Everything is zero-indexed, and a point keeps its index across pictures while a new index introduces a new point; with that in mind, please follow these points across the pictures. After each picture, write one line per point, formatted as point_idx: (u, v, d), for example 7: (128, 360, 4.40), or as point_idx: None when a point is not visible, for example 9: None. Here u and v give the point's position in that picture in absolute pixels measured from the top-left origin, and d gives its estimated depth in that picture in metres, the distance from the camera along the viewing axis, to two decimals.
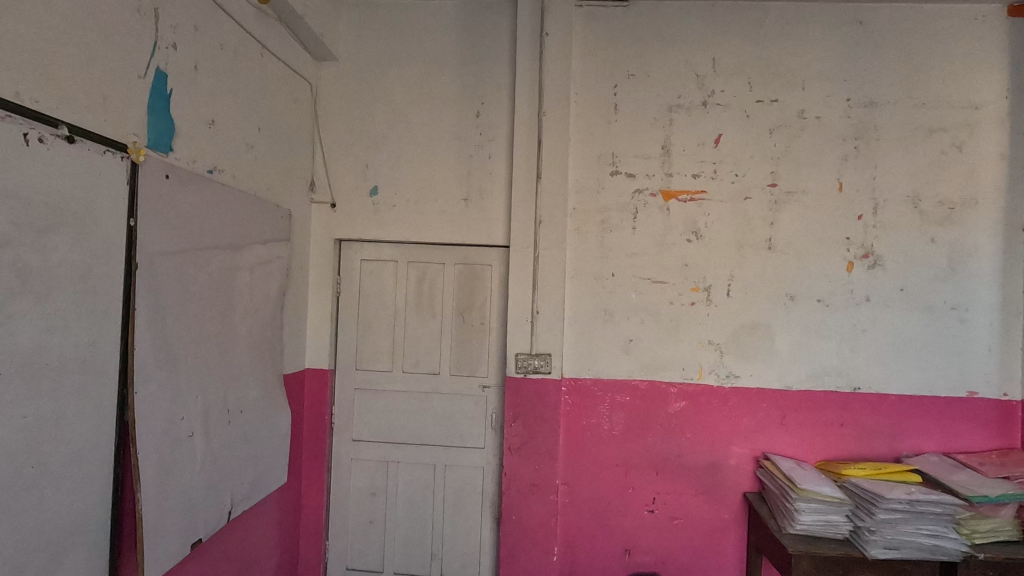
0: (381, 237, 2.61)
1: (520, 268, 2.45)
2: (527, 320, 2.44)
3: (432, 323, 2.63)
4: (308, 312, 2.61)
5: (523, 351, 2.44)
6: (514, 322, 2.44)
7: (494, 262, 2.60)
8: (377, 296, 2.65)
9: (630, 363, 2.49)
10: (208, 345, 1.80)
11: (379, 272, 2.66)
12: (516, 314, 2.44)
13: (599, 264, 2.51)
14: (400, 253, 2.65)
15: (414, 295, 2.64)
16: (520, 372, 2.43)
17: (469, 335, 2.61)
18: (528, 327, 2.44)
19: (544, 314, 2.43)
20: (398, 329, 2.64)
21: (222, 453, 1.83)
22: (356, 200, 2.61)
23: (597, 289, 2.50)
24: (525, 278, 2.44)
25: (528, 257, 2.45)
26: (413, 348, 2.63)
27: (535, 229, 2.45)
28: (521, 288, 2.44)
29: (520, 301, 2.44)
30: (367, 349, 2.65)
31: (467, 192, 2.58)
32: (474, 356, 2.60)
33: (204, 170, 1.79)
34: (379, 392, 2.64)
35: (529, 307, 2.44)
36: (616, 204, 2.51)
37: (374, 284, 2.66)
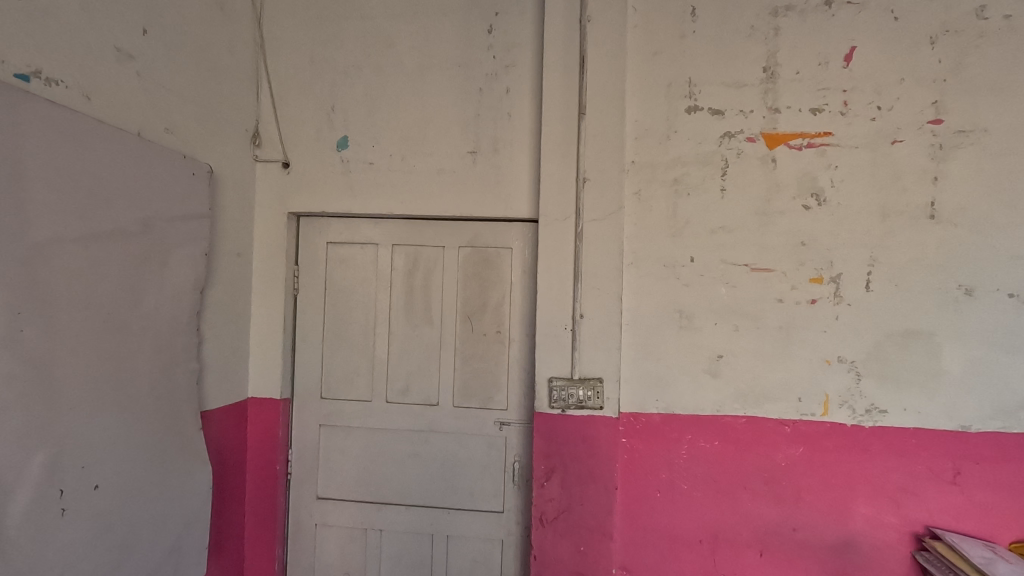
0: (353, 209, 1.82)
1: (555, 250, 1.64)
2: (567, 329, 1.63)
3: (428, 331, 1.84)
4: (252, 317, 1.84)
5: (561, 376, 1.63)
6: (546, 332, 1.64)
7: (517, 244, 1.81)
8: (351, 294, 1.88)
9: (719, 390, 1.68)
10: (16, 379, 1.04)
11: (354, 260, 1.88)
12: (550, 320, 1.64)
13: (671, 244, 1.70)
14: (383, 233, 1.87)
15: (402, 292, 1.86)
16: (556, 408, 1.63)
17: (481, 348, 1.82)
18: (568, 340, 1.63)
19: (592, 320, 1.62)
20: (381, 340, 1.86)
21: (39, 562, 1.07)
22: (318, 158, 1.83)
23: (668, 282, 1.69)
24: (563, 266, 1.64)
25: (566, 234, 1.64)
26: (401, 367, 1.85)
27: (578, 193, 1.64)
28: (557, 282, 1.64)
29: (556, 301, 1.64)
30: (338, 368, 1.88)
31: (475, 141, 1.78)
32: (488, 380, 1.81)
33: (9, 70, 1.04)
34: (354, 430, 1.87)
35: (569, 309, 1.63)
36: (695, 156, 1.70)
37: (346, 277, 1.88)
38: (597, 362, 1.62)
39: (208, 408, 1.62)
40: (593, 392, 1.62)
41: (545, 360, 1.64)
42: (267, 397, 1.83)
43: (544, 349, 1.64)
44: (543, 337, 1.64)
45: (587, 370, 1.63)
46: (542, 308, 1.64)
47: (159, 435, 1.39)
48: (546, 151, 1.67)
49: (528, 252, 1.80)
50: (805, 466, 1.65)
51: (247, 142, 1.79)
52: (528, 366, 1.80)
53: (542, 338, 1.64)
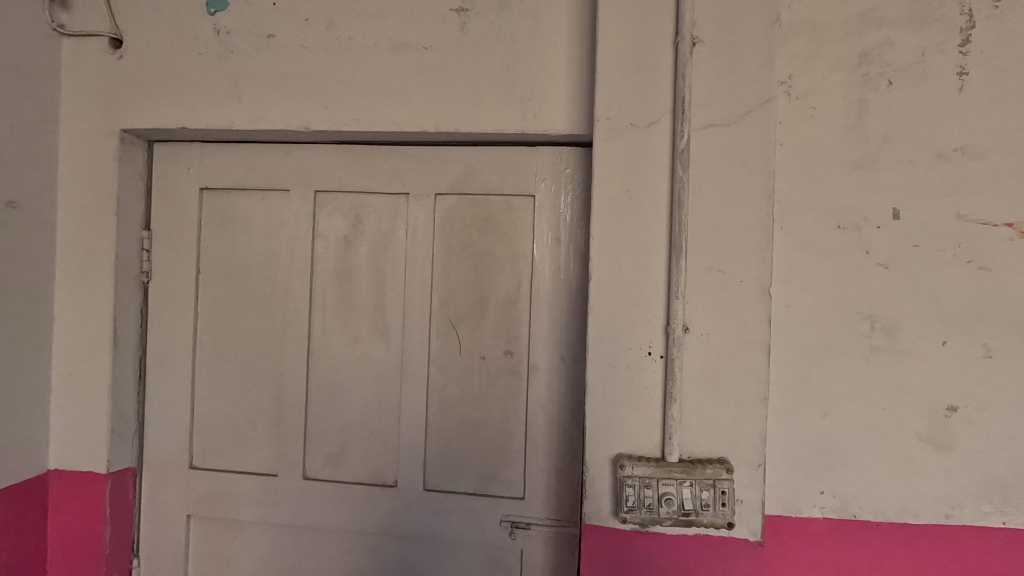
0: (238, 123, 0.98)
1: (631, 194, 0.79)
2: (652, 358, 0.78)
3: (379, 351, 1.01)
4: (53, 326, 0.99)
5: (640, 455, 0.78)
6: (611, 365, 0.79)
7: (542, 188, 0.96)
8: (248, 284, 1.05)
9: (952, 476, 0.84)
10: None
11: (249, 220, 1.05)
12: (619, 339, 0.79)
13: (852, 183, 0.85)
14: (298, 172, 1.03)
15: (333, 279, 1.02)
16: (632, 525, 0.79)
17: (478, 383, 0.98)
18: (656, 380, 0.78)
19: (707, 337, 0.77)
20: (295, 366, 1.03)
21: None
22: (174, 30, 0.99)
23: (844, 259, 0.85)
24: (650, 226, 0.79)
25: (651, 157, 0.79)
26: (332, 415, 1.02)
27: (679, 70, 0.78)
28: (636, 262, 0.79)
29: (633, 300, 0.79)
30: (222, 415, 1.05)
31: None
32: (488, 442, 0.98)
33: None
34: (247, 526, 1.04)
35: (660, 316, 0.78)
36: (906, 7, 0.84)
37: (237, 251, 1.06)
38: (721, 426, 0.77)
39: None
40: (715, 495, 0.76)
41: (607, 421, 0.79)
42: (81, 471, 0.99)
43: (605, 399, 0.79)
44: (603, 375, 0.79)
45: (699, 444, 0.77)
46: (601, 312, 0.80)
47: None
48: None
49: (566, 203, 0.96)
50: None
51: None
52: (564, 418, 0.95)
53: (599, 373, 0.80)
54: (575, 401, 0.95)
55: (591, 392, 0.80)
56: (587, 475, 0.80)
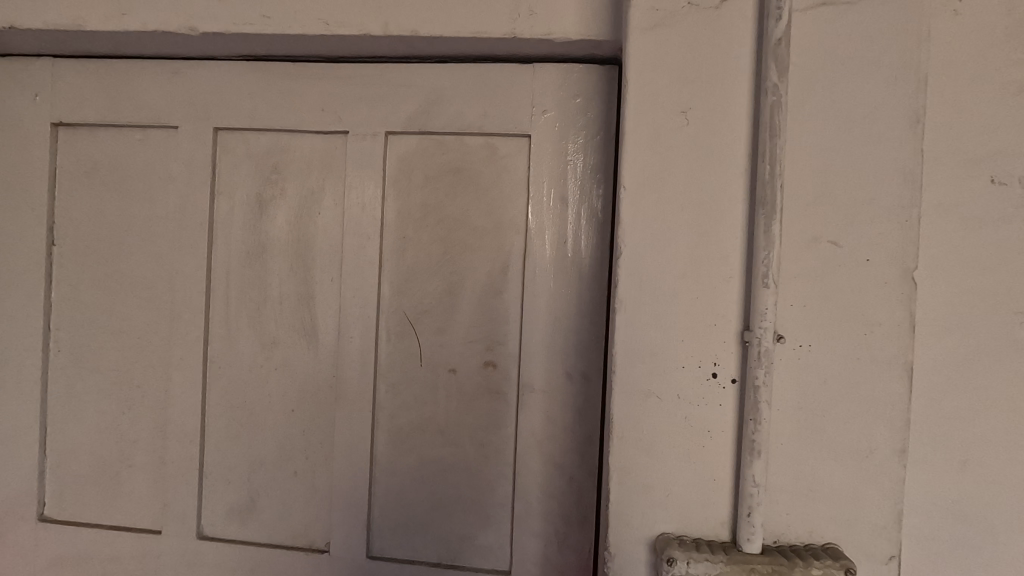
0: (93, 24, 0.66)
1: (690, 129, 0.51)
2: (719, 383, 0.51)
3: (306, 360, 0.70)
4: None
5: (696, 537, 0.51)
6: (653, 394, 0.51)
7: (542, 125, 0.65)
8: (118, 262, 0.73)
9: None
10: None
11: (120, 170, 0.73)
12: (668, 354, 0.51)
13: (1014, 114, 0.56)
14: (189, 101, 0.71)
15: (240, 256, 0.71)
16: None
17: (446, 407, 0.68)
18: (725, 416, 0.51)
19: (810, 351, 0.51)
20: (184, 383, 0.71)
21: None
22: None
23: (999, 232, 0.56)
24: (718, 178, 0.51)
25: (722, 56, 0.51)
26: (239, 449, 0.71)
27: None
28: (697, 233, 0.51)
29: (692, 293, 0.51)
30: (84, 448, 0.74)
31: None
32: (459, 491, 0.68)
33: None
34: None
35: (734, 317, 0.51)
36: None
37: (103, 215, 0.74)
38: (826, 484, 0.51)
39: None
40: None
41: (647, 477, 0.52)
42: None
43: (644, 446, 0.52)
44: (641, 409, 0.52)
45: (792, 512, 0.51)
46: (642, 312, 0.52)
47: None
48: None
49: (575, 146, 0.65)
50: None
51: None
52: (570, 460, 0.65)
53: (632, 405, 0.52)
54: (587, 437, 0.65)
55: (622, 436, 0.52)
56: (609, 568, 0.53)
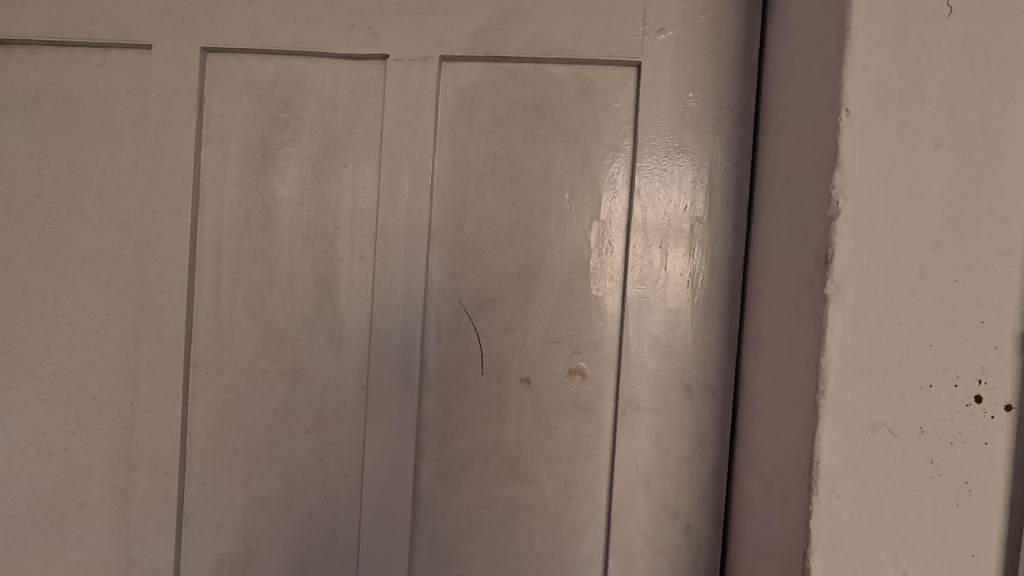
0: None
1: (954, 20, 0.31)
2: (986, 413, 0.31)
3: (326, 364, 0.52)
4: None
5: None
6: (883, 425, 0.31)
7: (656, 49, 0.48)
8: (67, 230, 0.54)
9: None
10: None
11: (71, 103, 0.54)
12: (907, 364, 0.31)
13: None
14: (167, 10, 0.52)
15: (237, 223, 0.53)
16: None
17: (518, 429, 0.51)
18: (993, 464, 0.31)
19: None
20: (157, 393, 0.52)
21: None
22: None
23: None
24: (997, 93, 0.30)
25: None
26: (233, 484, 0.53)
27: None
28: (960, 172, 0.31)
29: (951, 268, 0.31)
30: (17, 481, 0.55)
31: None
32: (533, 542, 0.51)
33: None
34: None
35: (1015, 310, 0.31)
36: None
37: (47, 165, 0.54)
38: None
39: None
40: None
41: (870, 553, 0.32)
42: None
43: (866, 505, 0.32)
44: (862, 448, 0.32)
45: None
46: (867, 299, 0.31)
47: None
48: None
49: (701, 78, 0.48)
50: None
51: None
52: (688, 503, 0.49)
53: (848, 444, 0.32)
54: (712, 472, 0.48)
55: (832, 491, 0.32)
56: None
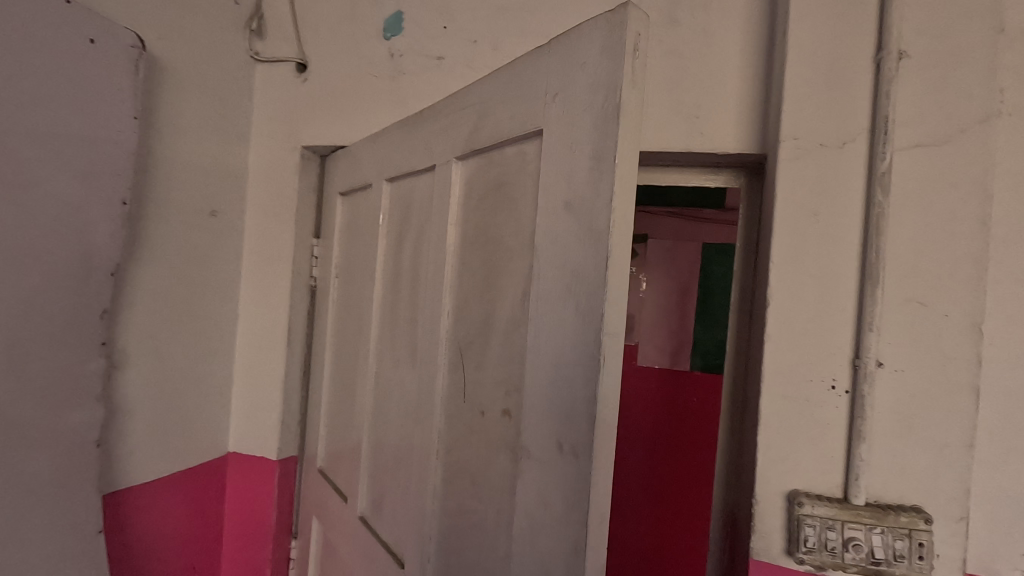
0: None
1: (816, 226, 0.74)
2: (837, 392, 0.73)
3: (408, 382, 0.76)
4: (240, 321, 1.13)
5: (818, 495, 0.72)
6: (785, 397, 0.74)
7: (551, 115, 0.51)
8: (351, 291, 0.99)
9: None
10: None
11: (360, 222, 0.99)
12: (796, 370, 0.74)
13: None
14: (376, 164, 0.91)
15: (387, 285, 0.84)
16: (804, 561, 0.72)
17: (475, 453, 0.61)
18: (840, 416, 0.72)
19: (904, 372, 0.71)
20: (365, 387, 0.90)
21: None
22: (354, 53, 1.05)
23: None
24: (834, 256, 0.73)
25: (842, 177, 0.73)
26: (374, 448, 0.84)
27: (881, 90, 0.72)
28: (815, 291, 0.74)
29: (808, 330, 0.74)
30: (332, 424, 1.03)
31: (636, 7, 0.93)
32: (481, 556, 0.59)
33: None
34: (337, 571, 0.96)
35: (848, 349, 0.73)
36: None
37: (350, 257, 1.02)
38: (916, 466, 0.70)
39: (149, 483, 0.93)
40: (912, 549, 0.68)
41: (780, 452, 0.74)
42: (258, 456, 1.11)
43: (779, 432, 0.74)
44: (776, 406, 0.74)
45: (898, 487, 0.70)
46: (778, 340, 0.75)
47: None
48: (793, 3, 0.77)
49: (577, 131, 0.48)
50: None
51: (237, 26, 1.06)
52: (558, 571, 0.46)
53: (772, 404, 0.74)
54: (571, 548, 0.45)
55: (762, 424, 0.75)
56: (756, 510, 0.75)
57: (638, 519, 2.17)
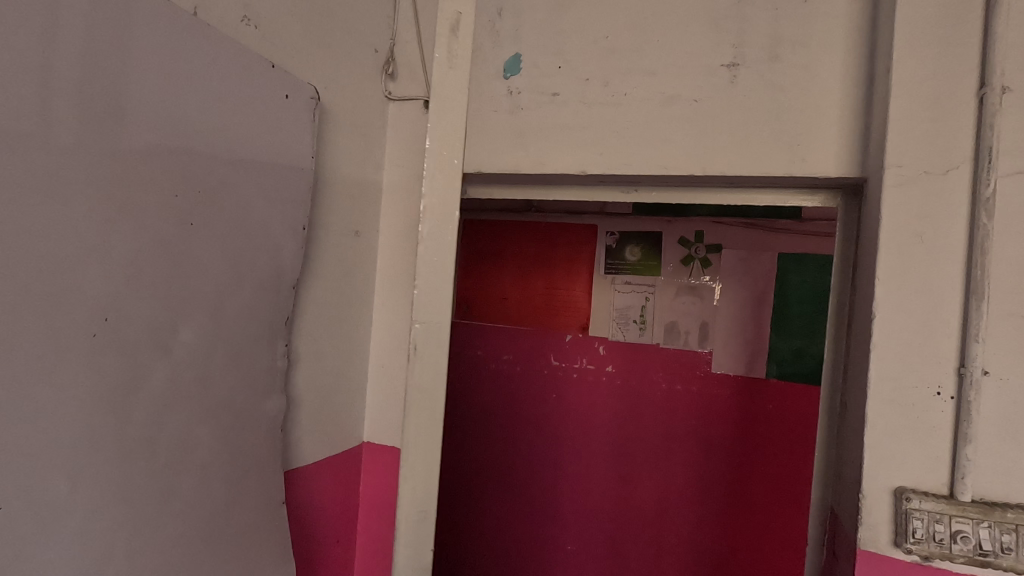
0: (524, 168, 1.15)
1: (923, 244, 0.81)
2: (942, 397, 0.80)
3: None
4: (371, 327, 1.28)
5: (924, 490, 0.80)
6: (893, 400, 0.81)
7: None
8: None
9: None
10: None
11: None
12: (904, 375, 0.81)
13: None
14: None
15: None
16: (912, 552, 0.79)
17: None
18: (945, 419, 0.79)
19: (1008, 380, 0.77)
20: None
21: None
22: (478, 91, 1.19)
23: None
24: (940, 272, 0.80)
25: (950, 200, 0.80)
26: None
27: (984, 121, 0.79)
28: (922, 303, 0.81)
29: (915, 339, 0.81)
30: None
31: (738, 46, 1.03)
32: None
33: None
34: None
35: (952, 357, 0.80)
36: None
37: None
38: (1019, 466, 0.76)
39: (313, 465, 1.09)
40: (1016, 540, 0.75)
41: (889, 450, 0.81)
42: (388, 446, 1.26)
43: (888, 433, 0.81)
44: (884, 409, 0.81)
45: (1004, 483, 0.77)
46: (884, 348, 0.82)
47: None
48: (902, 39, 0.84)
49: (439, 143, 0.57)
50: None
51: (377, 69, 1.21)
52: None
53: (881, 408, 0.82)
54: None
55: (871, 424, 0.82)
56: (863, 504, 0.82)
57: (704, 530, 2.22)
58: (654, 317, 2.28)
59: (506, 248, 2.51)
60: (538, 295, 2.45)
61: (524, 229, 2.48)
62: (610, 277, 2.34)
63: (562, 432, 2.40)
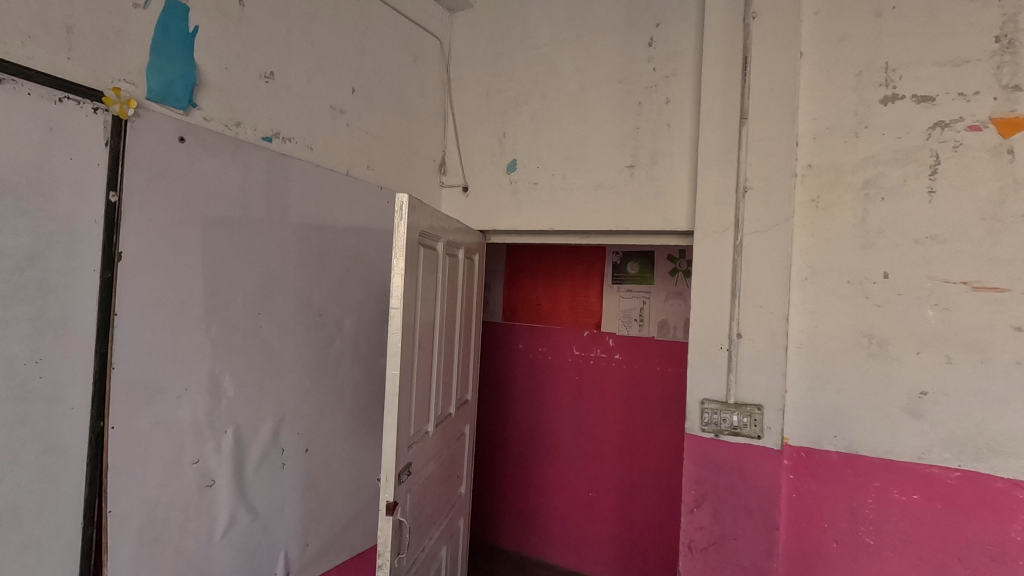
0: (521, 226, 1.95)
1: (712, 269, 1.53)
2: (722, 350, 1.51)
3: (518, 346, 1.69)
4: None
5: (712, 398, 1.53)
6: (700, 352, 1.54)
7: None
8: None
9: (924, 435, 1.37)
10: (276, 345, 1.42)
11: None
12: (704, 339, 1.54)
13: (856, 259, 1.45)
14: None
15: (460, 298, 1.83)
16: (706, 431, 1.53)
17: (427, 363, 1.55)
18: (724, 361, 1.51)
19: (753, 340, 1.48)
20: None
21: (276, 478, 1.41)
22: (490, 181, 2.01)
23: (853, 300, 1.45)
24: (719, 284, 1.52)
25: (724, 246, 1.52)
26: (451, 375, 1.81)
27: (739, 205, 1.50)
28: (713, 300, 1.53)
29: (709, 320, 1.54)
30: None
31: (633, 155, 1.76)
32: None
33: (262, 137, 1.40)
34: (454, 458, 1.91)
35: (725, 329, 1.51)
36: (892, 152, 1.42)
37: None
38: (761, 384, 1.47)
39: None
40: (750, 419, 1.47)
41: (700, 379, 1.54)
42: None
43: (697, 369, 1.55)
44: (699, 356, 1.55)
45: (760, 393, 1.47)
46: (697, 325, 1.55)
47: (293, 434, 1.46)
48: (704, 160, 1.57)
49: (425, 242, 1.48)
50: (881, 489, 1.41)
51: (435, 170, 2.06)
52: None
53: (696, 356, 1.55)
54: None
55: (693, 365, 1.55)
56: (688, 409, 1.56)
57: None
58: (650, 316, 2.97)
59: (538, 266, 3.30)
60: (563, 301, 3.22)
61: (552, 252, 3.26)
62: (615, 286, 3.07)
63: (581, 406, 3.16)
